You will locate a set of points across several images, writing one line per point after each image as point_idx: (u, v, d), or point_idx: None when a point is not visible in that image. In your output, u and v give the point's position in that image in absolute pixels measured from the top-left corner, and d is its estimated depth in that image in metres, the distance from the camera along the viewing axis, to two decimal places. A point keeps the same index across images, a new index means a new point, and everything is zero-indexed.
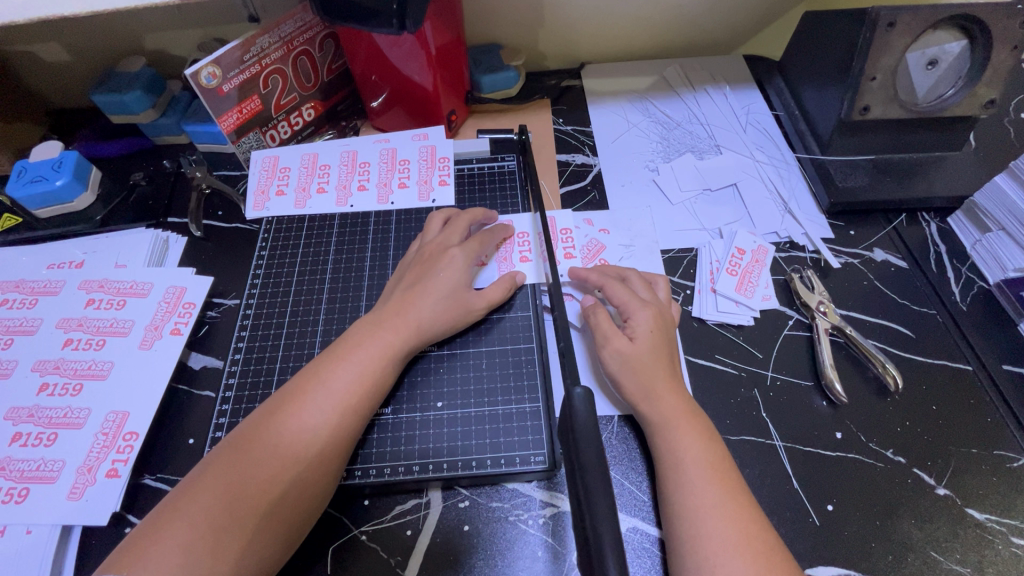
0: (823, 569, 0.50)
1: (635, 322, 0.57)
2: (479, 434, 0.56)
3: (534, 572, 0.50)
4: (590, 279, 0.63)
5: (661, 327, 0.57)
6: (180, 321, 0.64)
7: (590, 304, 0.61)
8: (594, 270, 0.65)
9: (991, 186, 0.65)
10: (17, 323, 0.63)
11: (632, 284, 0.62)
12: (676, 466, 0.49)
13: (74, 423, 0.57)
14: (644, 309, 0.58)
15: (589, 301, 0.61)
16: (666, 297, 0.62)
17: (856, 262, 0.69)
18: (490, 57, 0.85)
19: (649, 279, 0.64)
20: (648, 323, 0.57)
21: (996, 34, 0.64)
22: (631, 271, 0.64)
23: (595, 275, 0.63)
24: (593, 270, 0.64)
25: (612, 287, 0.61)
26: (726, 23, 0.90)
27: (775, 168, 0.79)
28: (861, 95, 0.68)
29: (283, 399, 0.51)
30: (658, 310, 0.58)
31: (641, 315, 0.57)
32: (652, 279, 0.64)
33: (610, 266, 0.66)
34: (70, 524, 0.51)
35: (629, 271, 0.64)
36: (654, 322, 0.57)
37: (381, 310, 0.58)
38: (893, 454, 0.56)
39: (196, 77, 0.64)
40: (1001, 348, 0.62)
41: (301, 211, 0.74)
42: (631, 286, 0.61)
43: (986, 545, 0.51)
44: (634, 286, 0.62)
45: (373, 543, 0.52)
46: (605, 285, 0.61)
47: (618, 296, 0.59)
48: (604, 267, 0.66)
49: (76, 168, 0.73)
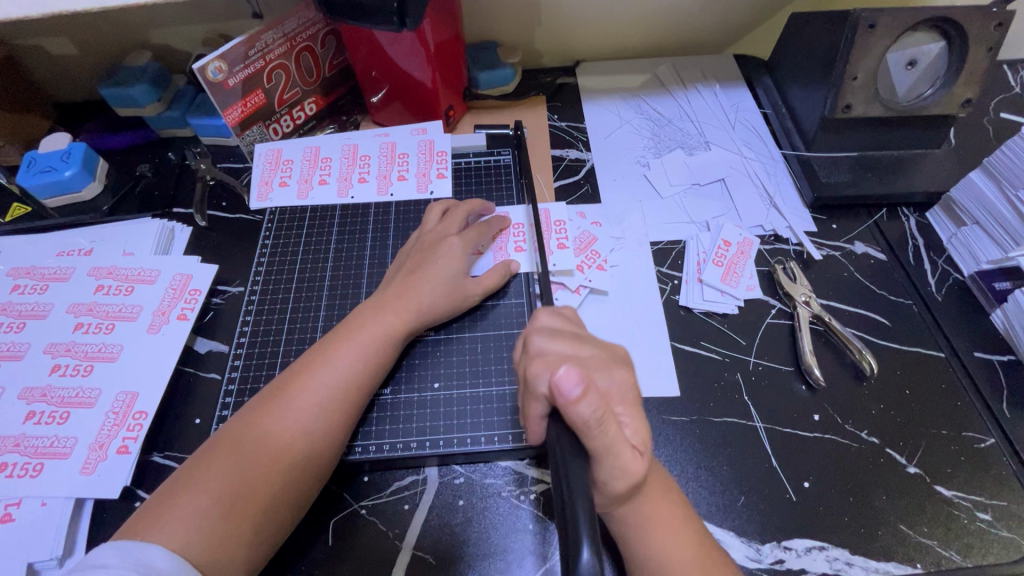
0: (798, 541, 0.53)
1: (628, 426, 0.44)
2: (473, 413, 0.59)
3: (525, 544, 0.53)
4: (550, 348, 0.48)
5: (637, 402, 0.46)
6: (187, 307, 0.66)
7: (581, 398, 0.40)
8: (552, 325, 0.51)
9: (966, 181, 0.68)
10: (28, 307, 0.65)
11: (600, 356, 0.48)
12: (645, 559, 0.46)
13: (86, 402, 0.59)
14: (614, 376, 0.47)
15: (575, 390, 0.40)
16: (624, 351, 0.51)
17: (837, 254, 0.72)
18: (488, 54, 0.88)
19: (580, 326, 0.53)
20: (634, 418, 0.45)
21: (972, 36, 0.67)
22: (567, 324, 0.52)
23: (554, 342, 0.48)
24: (549, 336, 0.49)
25: (583, 363, 0.47)
26: (716, 23, 0.92)
27: (761, 164, 0.81)
28: (843, 93, 0.71)
29: (289, 376, 0.54)
30: (632, 383, 0.48)
31: (619, 386, 0.46)
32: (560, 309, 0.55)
33: (551, 314, 0.53)
34: (83, 496, 0.54)
35: (586, 334, 0.52)
36: (634, 410, 0.45)
37: (382, 294, 0.61)
38: (867, 435, 0.59)
39: (203, 71, 0.67)
40: (973, 336, 0.65)
41: (304, 202, 0.76)
42: (599, 356, 0.48)
43: (953, 519, 0.54)
44: (603, 360, 0.48)
45: (373, 516, 0.55)
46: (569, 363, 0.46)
47: (600, 378, 0.46)
48: (559, 329, 0.51)
49: (85, 159, 0.76)
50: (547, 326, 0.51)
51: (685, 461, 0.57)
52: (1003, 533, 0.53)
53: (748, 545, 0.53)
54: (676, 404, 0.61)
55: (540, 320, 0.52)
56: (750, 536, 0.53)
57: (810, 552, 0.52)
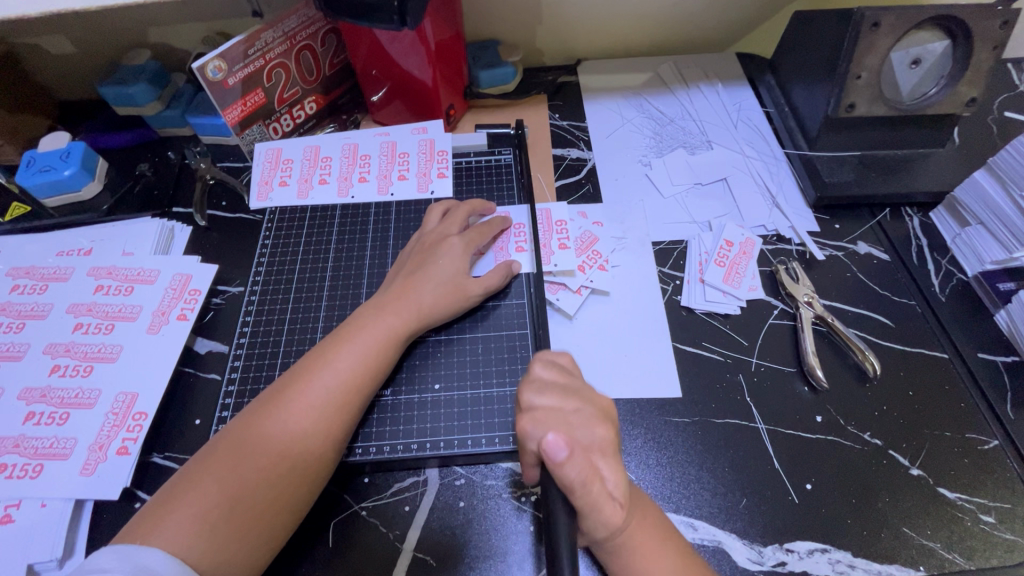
0: (800, 544, 0.53)
1: (612, 478, 0.46)
2: (473, 415, 0.59)
3: (526, 545, 0.53)
4: (539, 403, 0.48)
5: (617, 451, 0.48)
6: (187, 307, 0.66)
7: (566, 460, 0.43)
8: (544, 375, 0.51)
9: (970, 181, 0.68)
10: (28, 308, 0.65)
11: (586, 411, 0.48)
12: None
13: (85, 403, 0.59)
14: (598, 429, 0.48)
15: (561, 453, 0.43)
16: (608, 400, 0.52)
17: (840, 255, 0.72)
18: (489, 53, 0.87)
19: (574, 373, 0.52)
20: (615, 470, 0.46)
21: (977, 34, 0.66)
22: (559, 372, 0.51)
23: (542, 399, 0.49)
24: (538, 391, 0.49)
25: (566, 421, 0.47)
26: (718, 20, 0.92)
27: (764, 163, 0.81)
28: (847, 92, 0.70)
29: (289, 378, 0.54)
30: (612, 435, 0.48)
31: (600, 440, 0.47)
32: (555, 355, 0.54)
33: (543, 361, 0.52)
34: (83, 497, 0.54)
35: (577, 384, 0.51)
36: (614, 462, 0.47)
37: (383, 295, 0.61)
38: (870, 437, 0.58)
39: (202, 70, 0.66)
40: (977, 337, 0.64)
41: (304, 202, 0.75)
42: (587, 409, 0.49)
43: (956, 522, 0.54)
44: (587, 415, 0.48)
45: (373, 517, 0.55)
46: (556, 422, 0.47)
47: (582, 434, 0.47)
48: (550, 382, 0.50)
49: (84, 158, 0.75)
50: (540, 379, 0.50)
51: (686, 463, 0.57)
52: (1006, 535, 0.53)
53: (750, 547, 0.53)
54: (677, 405, 0.61)
55: (534, 371, 0.51)
56: (752, 539, 0.53)
57: (812, 554, 0.52)
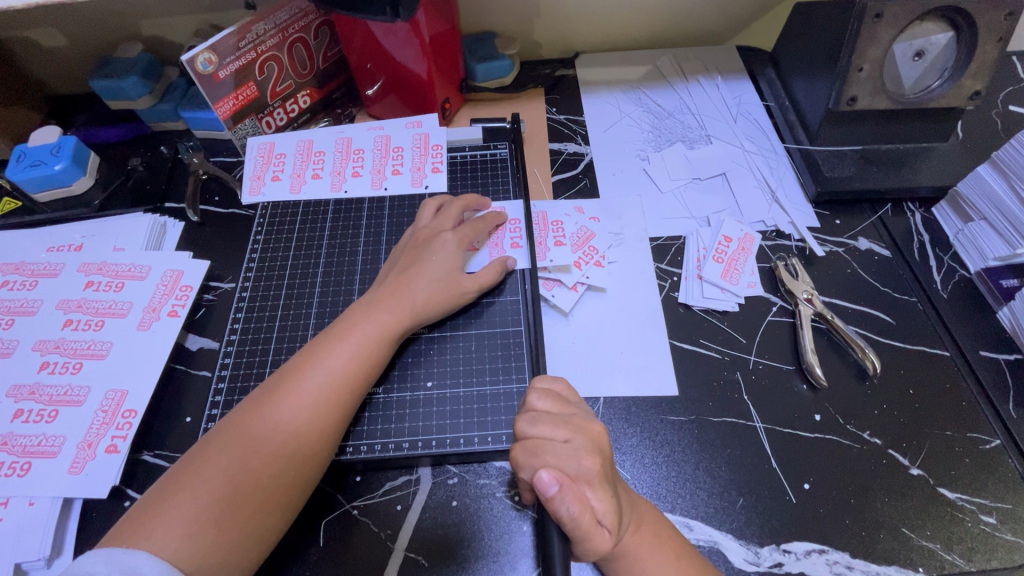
0: (798, 544, 0.52)
1: (601, 506, 0.45)
2: (467, 413, 0.58)
3: (519, 545, 0.52)
4: (531, 433, 0.49)
5: (607, 479, 0.47)
6: (177, 303, 0.65)
7: (558, 494, 0.43)
8: (538, 405, 0.51)
9: (974, 176, 0.66)
10: (17, 304, 0.65)
11: (576, 442, 0.48)
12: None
13: (74, 401, 0.58)
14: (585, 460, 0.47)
15: (553, 488, 0.43)
16: (602, 428, 0.51)
17: (840, 251, 0.71)
18: (485, 45, 0.86)
19: (571, 401, 0.53)
20: (605, 498, 0.45)
21: (982, 25, 0.65)
22: (555, 401, 0.52)
23: (533, 429, 0.49)
24: (530, 421, 0.50)
25: (554, 451, 0.47)
26: (718, 12, 0.90)
27: (764, 158, 0.80)
28: (848, 85, 0.69)
29: (280, 377, 0.53)
30: (603, 466, 0.47)
31: (589, 472, 0.46)
32: (549, 382, 0.54)
33: (539, 391, 0.52)
34: (72, 496, 0.53)
35: (572, 412, 0.51)
36: (604, 491, 0.45)
37: (377, 293, 0.60)
38: (869, 436, 0.57)
39: (193, 63, 0.65)
40: (979, 334, 0.63)
41: (297, 197, 0.74)
42: (578, 440, 0.48)
43: (956, 522, 0.53)
44: (577, 445, 0.48)
45: (365, 517, 0.54)
46: (545, 453, 0.47)
47: (569, 466, 0.46)
48: (543, 411, 0.50)
49: (75, 153, 0.75)
50: (534, 410, 0.51)
51: (682, 462, 0.56)
52: (1007, 537, 0.52)
53: (746, 547, 0.52)
54: (674, 404, 0.60)
55: (529, 402, 0.52)
56: (748, 539, 0.52)
57: (810, 555, 0.51)
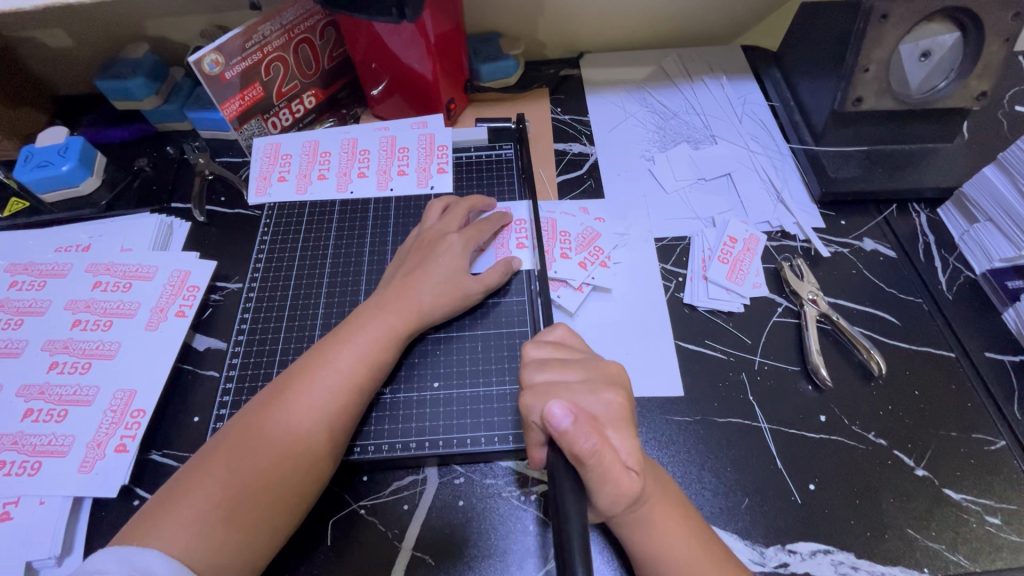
0: (804, 544, 0.52)
1: (620, 445, 0.45)
2: (473, 414, 0.58)
3: (525, 545, 0.52)
4: (540, 379, 0.49)
5: (629, 419, 0.47)
6: (185, 304, 0.65)
7: (573, 426, 0.43)
8: (540, 355, 0.52)
9: (979, 177, 0.66)
10: (26, 304, 0.65)
11: (590, 379, 0.49)
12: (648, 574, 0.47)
13: (84, 400, 0.59)
14: (603, 397, 0.47)
15: (566, 419, 0.43)
16: (616, 367, 0.51)
17: (845, 252, 0.71)
18: (489, 46, 0.86)
19: (576, 346, 0.53)
20: (627, 439, 0.45)
21: (988, 26, 0.64)
22: (556, 348, 0.52)
23: (543, 374, 0.50)
24: (537, 369, 0.50)
25: (570, 391, 0.48)
26: (723, 13, 0.90)
27: (769, 158, 0.80)
28: (854, 86, 0.69)
29: (290, 377, 0.53)
30: (624, 403, 0.48)
31: (608, 408, 0.47)
32: (548, 333, 0.55)
33: (536, 342, 0.53)
34: (82, 495, 0.54)
35: (579, 357, 0.52)
36: (624, 429, 0.46)
37: (385, 294, 0.60)
38: (875, 437, 0.57)
39: (199, 64, 0.66)
40: (984, 336, 0.63)
41: (302, 197, 0.75)
42: (593, 378, 0.49)
43: (962, 524, 0.53)
44: (592, 381, 0.49)
45: (371, 517, 0.54)
46: (560, 393, 0.48)
47: (586, 403, 0.47)
48: (548, 359, 0.51)
49: (82, 153, 0.75)
50: (536, 358, 0.51)
51: (688, 463, 0.57)
52: (1013, 537, 0.52)
53: (751, 547, 0.52)
54: (679, 404, 0.60)
55: (528, 353, 0.52)
56: (754, 539, 0.52)
57: (815, 555, 0.52)
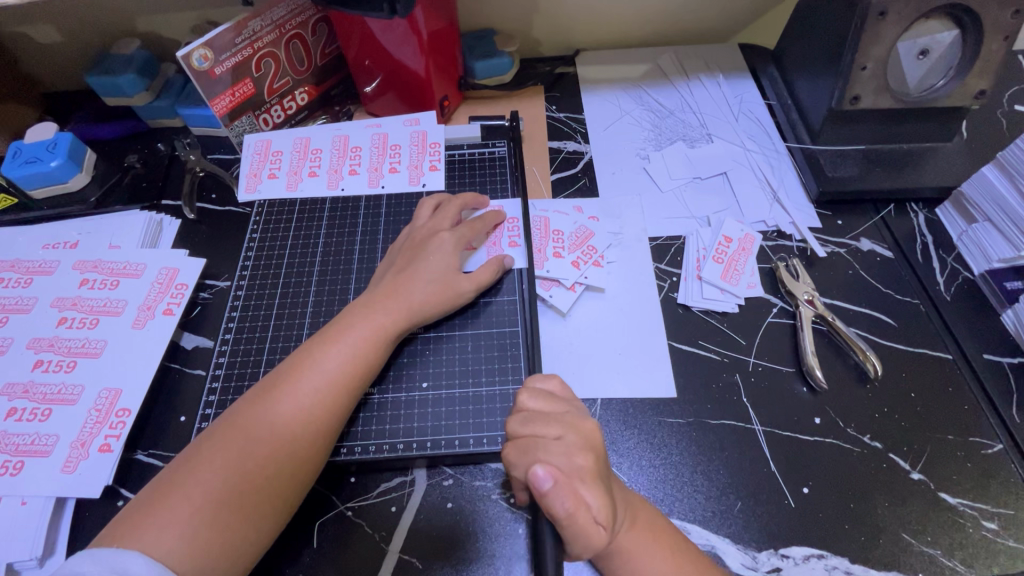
0: (796, 549, 0.51)
1: (595, 502, 0.44)
2: (462, 414, 0.58)
3: (515, 548, 0.52)
4: (524, 432, 0.48)
5: (600, 475, 0.47)
6: (173, 302, 0.65)
7: (552, 490, 0.43)
8: (531, 405, 0.50)
9: (977, 177, 0.66)
10: (12, 302, 0.64)
11: (568, 439, 0.47)
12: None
13: (68, 399, 0.58)
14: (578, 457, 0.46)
15: (546, 482, 0.43)
16: (595, 425, 0.50)
17: (841, 252, 0.70)
18: (485, 42, 0.85)
19: (563, 399, 0.52)
20: (598, 494, 0.45)
21: (987, 24, 0.64)
22: (547, 400, 0.51)
23: (524, 429, 0.48)
24: (521, 421, 0.49)
25: (546, 448, 0.47)
26: (721, 10, 0.89)
27: (766, 157, 0.79)
28: (851, 84, 0.68)
29: (276, 377, 0.53)
30: (597, 463, 0.47)
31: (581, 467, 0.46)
32: (540, 383, 0.54)
33: (531, 391, 0.51)
34: (64, 495, 0.53)
35: (564, 410, 0.50)
36: (597, 486, 0.45)
37: (374, 293, 0.59)
38: (870, 440, 0.57)
39: (188, 59, 0.65)
40: (983, 338, 0.62)
41: (293, 194, 0.74)
42: (570, 436, 0.48)
43: (958, 529, 0.52)
44: (569, 442, 0.47)
45: (359, 518, 0.54)
46: (538, 451, 0.47)
47: (562, 463, 0.46)
48: (536, 411, 0.50)
49: (71, 149, 0.74)
50: (524, 410, 0.50)
51: (680, 466, 0.56)
52: (1009, 543, 0.51)
53: (743, 552, 0.51)
54: (672, 406, 0.59)
55: (521, 402, 0.51)
56: (746, 544, 0.52)
57: (808, 560, 0.51)
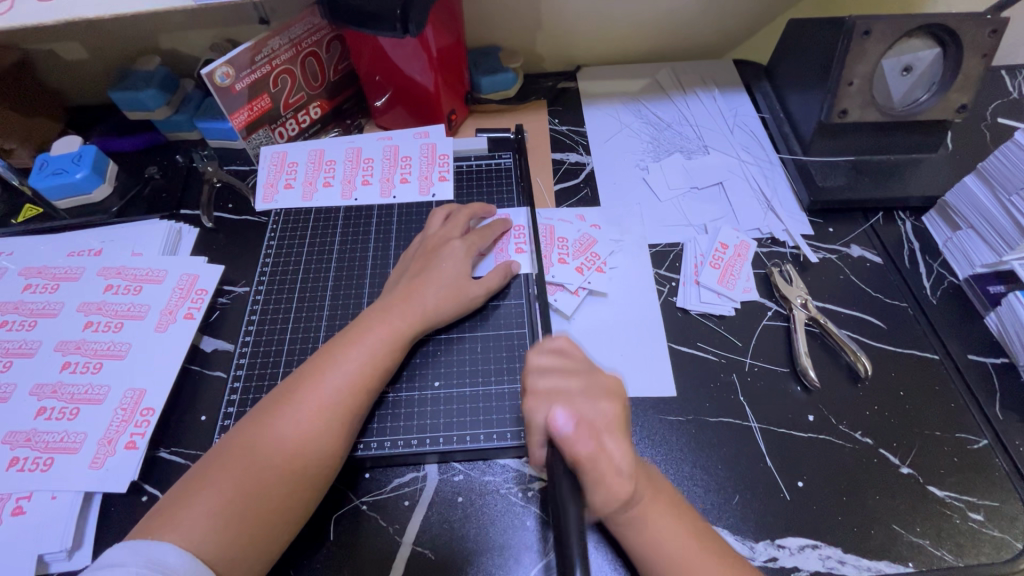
0: (792, 539, 0.54)
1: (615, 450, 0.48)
2: (472, 412, 0.60)
3: (523, 540, 0.54)
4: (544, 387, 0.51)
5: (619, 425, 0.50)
6: (193, 307, 0.67)
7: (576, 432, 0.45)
8: (546, 362, 0.53)
9: (961, 187, 0.69)
10: (40, 306, 0.67)
11: (586, 391, 0.51)
12: (649, 552, 0.48)
13: (95, 399, 0.60)
14: (601, 406, 0.50)
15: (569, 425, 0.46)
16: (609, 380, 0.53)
17: (833, 258, 0.73)
18: (490, 59, 0.89)
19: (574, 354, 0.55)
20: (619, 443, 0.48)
21: (966, 42, 0.67)
22: (558, 357, 0.54)
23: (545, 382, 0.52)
24: (541, 376, 0.52)
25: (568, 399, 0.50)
26: (715, 28, 0.93)
27: (760, 168, 0.82)
28: (839, 99, 0.72)
29: (300, 377, 0.55)
30: (618, 415, 0.50)
31: (603, 416, 0.49)
32: (549, 341, 0.56)
33: (542, 350, 0.54)
34: (93, 490, 0.55)
35: (577, 367, 0.53)
36: (619, 437, 0.48)
37: (389, 297, 0.62)
38: (861, 436, 0.59)
39: (211, 76, 0.68)
40: (969, 339, 0.65)
41: (308, 204, 0.77)
42: (589, 389, 0.51)
43: (945, 520, 0.55)
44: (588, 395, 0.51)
45: (373, 512, 0.56)
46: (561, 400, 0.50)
47: (587, 413, 0.49)
48: (551, 367, 0.53)
49: (95, 161, 0.78)
50: (540, 365, 0.53)
51: (680, 461, 0.58)
52: (994, 533, 0.54)
53: (742, 542, 0.54)
54: (672, 404, 0.62)
55: (535, 359, 0.54)
56: (744, 535, 0.54)
57: (803, 550, 0.53)
